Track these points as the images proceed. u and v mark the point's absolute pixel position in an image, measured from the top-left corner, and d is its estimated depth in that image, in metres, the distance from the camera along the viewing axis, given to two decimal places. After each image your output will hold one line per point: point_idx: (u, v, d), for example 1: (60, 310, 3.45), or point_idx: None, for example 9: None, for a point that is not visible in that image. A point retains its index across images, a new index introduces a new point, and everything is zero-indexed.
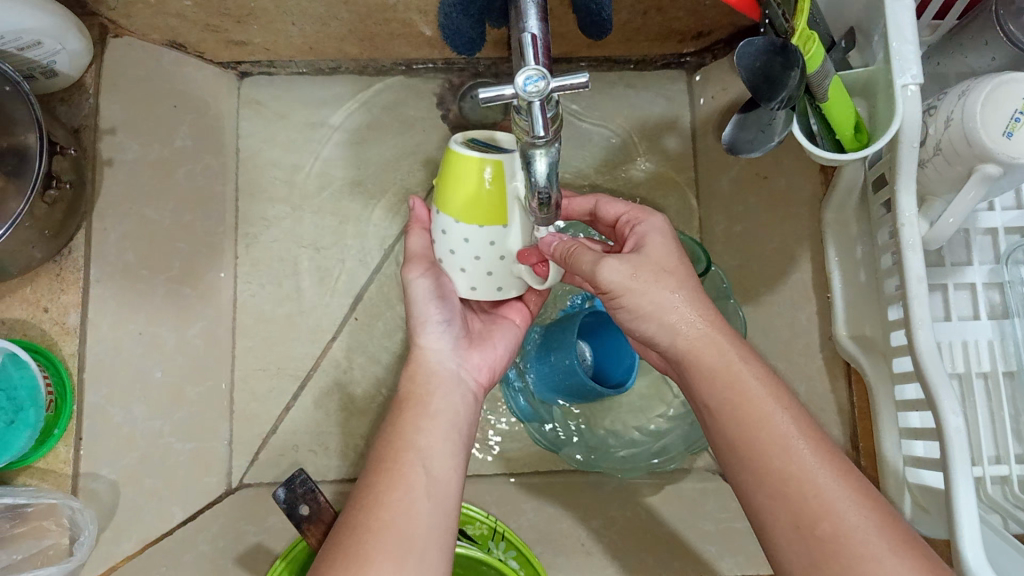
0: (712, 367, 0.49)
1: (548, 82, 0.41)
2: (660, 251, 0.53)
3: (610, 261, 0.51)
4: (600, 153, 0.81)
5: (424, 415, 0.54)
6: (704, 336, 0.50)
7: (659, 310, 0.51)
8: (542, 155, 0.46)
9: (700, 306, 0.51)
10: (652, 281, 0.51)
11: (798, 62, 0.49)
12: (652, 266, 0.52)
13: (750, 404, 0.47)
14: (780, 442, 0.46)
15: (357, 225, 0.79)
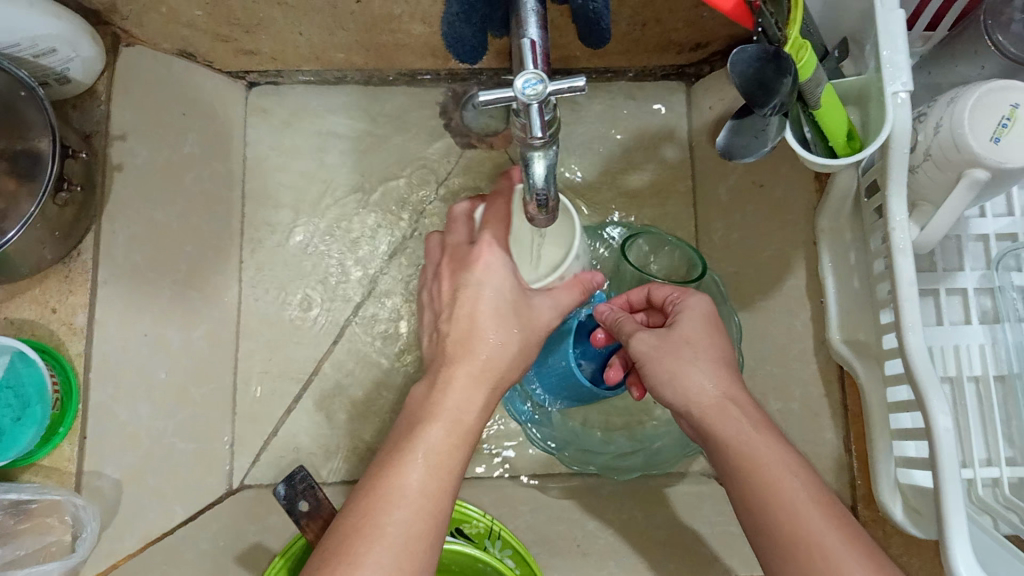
0: (725, 434, 0.50)
1: (546, 85, 0.43)
2: (694, 333, 0.55)
3: (641, 335, 0.57)
4: (599, 162, 0.83)
5: (454, 436, 0.49)
6: (716, 404, 0.52)
7: (672, 378, 0.54)
8: (541, 158, 0.48)
9: (722, 378, 0.53)
10: (673, 354, 0.54)
11: (791, 69, 0.50)
12: (677, 341, 0.55)
13: (763, 471, 0.48)
14: (789, 509, 0.46)
15: (361, 231, 0.80)
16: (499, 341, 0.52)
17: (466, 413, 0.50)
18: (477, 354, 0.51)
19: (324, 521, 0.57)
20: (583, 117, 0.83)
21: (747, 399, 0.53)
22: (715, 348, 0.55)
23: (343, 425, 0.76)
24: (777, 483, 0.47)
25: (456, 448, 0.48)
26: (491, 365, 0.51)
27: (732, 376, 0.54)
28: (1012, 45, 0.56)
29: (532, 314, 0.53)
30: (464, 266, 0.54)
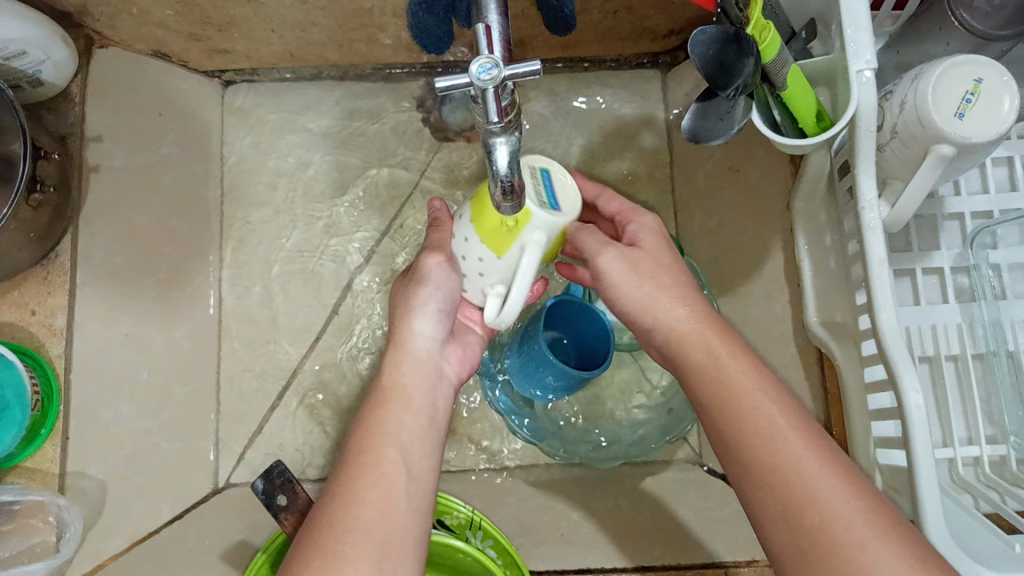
0: (698, 359, 0.49)
1: (501, 69, 0.43)
2: (649, 243, 0.54)
3: (612, 251, 0.52)
4: (578, 152, 0.83)
5: (405, 404, 0.51)
6: (694, 326, 0.50)
7: (651, 297, 0.52)
8: (503, 144, 0.47)
9: (685, 295, 0.52)
10: (650, 273, 0.52)
11: (753, 51, 0.50)
12: (650, 260, 0.53)
13: (742, 399, 0.47)
14: (763, 433, 0.45)
15: (340, 228, 0.81)
16: (427, 319, 0.55)
17: (412, 383, 0.53)
18: (407, 333, 0.55)
19: (302, 513, 0.57)
20: (559, 108, 0.83)
21: (705, 315, 0.51)
22: (676, 269, 0.53)
23: (327, 421, 0.76)
24: (756, 413, 0.46)
25: (409, 414, 0.51)
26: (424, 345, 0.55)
27: (686, 289, 0.52)
28: (974, 19, 0.56)
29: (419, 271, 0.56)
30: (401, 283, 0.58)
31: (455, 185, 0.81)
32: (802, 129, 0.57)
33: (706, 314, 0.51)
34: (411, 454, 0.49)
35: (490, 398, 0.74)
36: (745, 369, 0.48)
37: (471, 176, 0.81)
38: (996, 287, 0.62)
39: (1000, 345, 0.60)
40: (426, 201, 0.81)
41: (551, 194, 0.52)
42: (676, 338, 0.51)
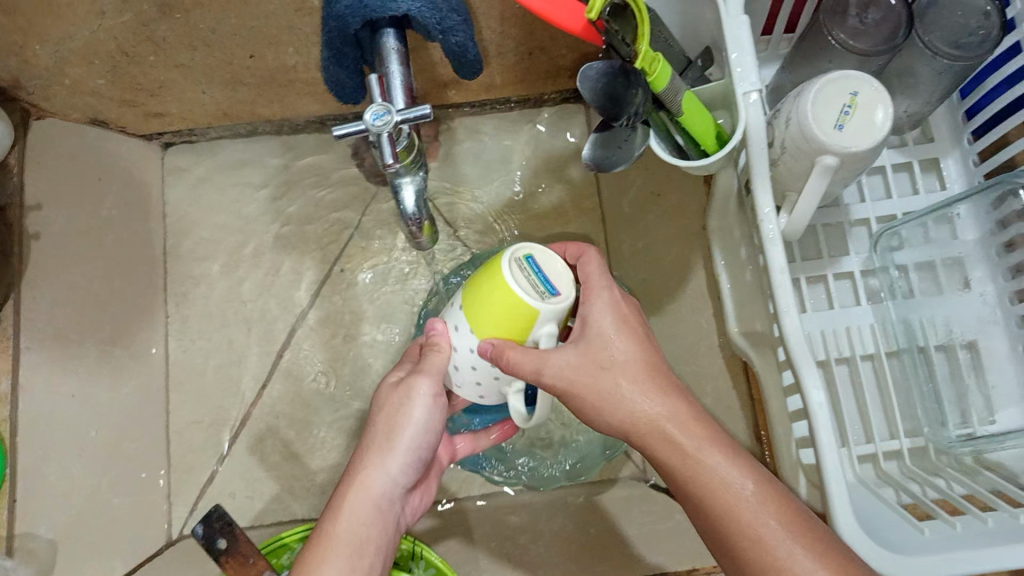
0: (672, 457, 0.49)
1: (393, 115, 0.46)
2: (619, 339, 0.51)
3: (555, 357, 0.50)
4: (510, 187, 0.85)
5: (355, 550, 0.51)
6: (655, 416, 0.50)
7: (605, 384, 0.50)
8: (409, 184, 0.51)
9: (644, 383, 0.50)
10: (597, 371, 0.50)
11: (640, 82, 0.55)
12: (595, 351, 0.51)
13: (711, 478, 0.48)
14: (750, 532, 0.46)
15: (282, 276, 0.83)
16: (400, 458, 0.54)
17: (364, 527, 0.52)
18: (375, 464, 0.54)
19: (241, 555, 0.59)
20: (489, 146, 0.86)
21: (664, 393, 0.50)
22: (637, 352, 0.51)
23: (276, 467, 0.78)
24: (721, 488, 0.48)
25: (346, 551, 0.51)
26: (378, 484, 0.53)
27: (649, 370, 0.51)
28: (852, 40, 0.60)
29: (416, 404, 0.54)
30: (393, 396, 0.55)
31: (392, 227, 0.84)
32: (705, 150, 0.61)
33: (674, 394, 0.51)
34: None
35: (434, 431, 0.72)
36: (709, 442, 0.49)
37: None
38: (904, 288, 0.66)
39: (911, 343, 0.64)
40: (364, 245, 0.83)
41: (545, 277, 0.51)
42: (638, 420, 0.50)
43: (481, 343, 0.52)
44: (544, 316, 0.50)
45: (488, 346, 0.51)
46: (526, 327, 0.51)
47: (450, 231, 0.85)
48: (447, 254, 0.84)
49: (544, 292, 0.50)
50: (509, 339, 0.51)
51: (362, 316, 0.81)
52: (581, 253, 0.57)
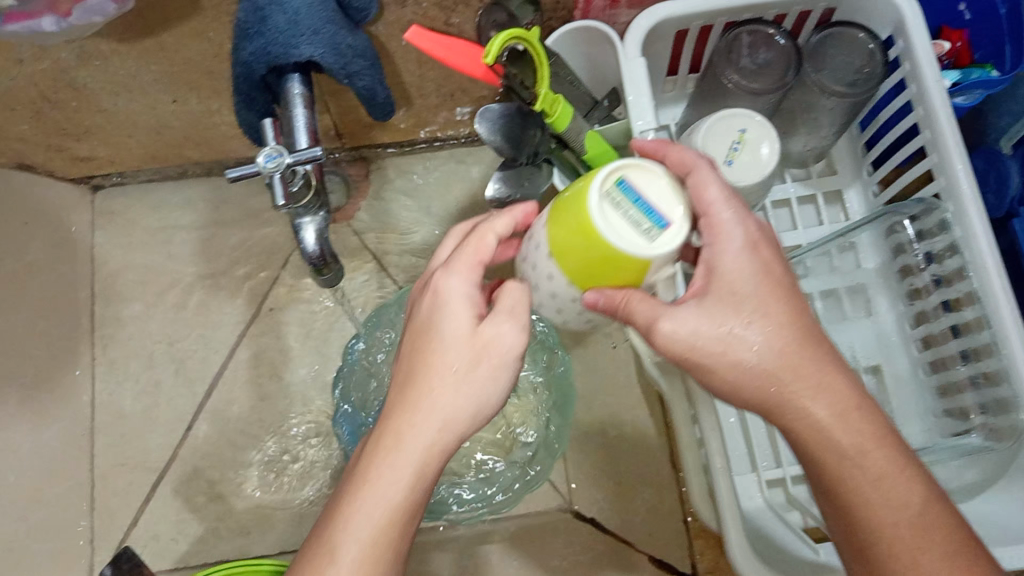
0: (835, 444, 0.46)
1: (285, 157, 0.47)
2: (768, 302, 0.46)
3: (667, 319, 0.45)
4: (440, 224, 0.87)
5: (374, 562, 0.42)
6: (800, 380, 0.46)
7: (725, 346, 0.46)
8: (309, 224, 0.53)
9: (785, 351, 0.46)
10: (723, 339, 0.46)
11: (536, 124, 0.58)
12: (732, 306, 0.46)
13: (855, 491, 0.46)
14: (889, 539, 0.45)
15: (209, 317, 0.83)
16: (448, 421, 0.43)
17: (389, 527, 0.42)
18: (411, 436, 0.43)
19: None
20: (419, 185, 0.88)
21: (814, 366, 0.46)
22: (778, 310, 0.46)
23: (201, 509, 0.78)
24: (869, 506, 0.45)
25: (382, 556, 0.42)
26: (416, 464, 0.43)
27: (788, 330, 0.46)
28: (747, 81, 0.62)
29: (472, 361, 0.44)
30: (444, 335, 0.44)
31: None
32: None
33: (830, 373, 0.46)
34: None
35: None
36: (860, 438, 0.45)
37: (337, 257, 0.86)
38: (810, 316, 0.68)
39: None
40: (294, 283, 0.84)
41: (649, 208, 0.43)
42: (769, 387, 0.46)
43: (588, 293, 0.46)
44: (657, 260, 0.43)
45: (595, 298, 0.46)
46: (641, 273, 0.44)
47: (380, 267, 0.85)
48: (376, 291, 0.85)
49: (650, 224, 0.43)
50: (623, 287, 0.45)
51: (290, 355, 0.82)
52: (685, 166, 0.47)
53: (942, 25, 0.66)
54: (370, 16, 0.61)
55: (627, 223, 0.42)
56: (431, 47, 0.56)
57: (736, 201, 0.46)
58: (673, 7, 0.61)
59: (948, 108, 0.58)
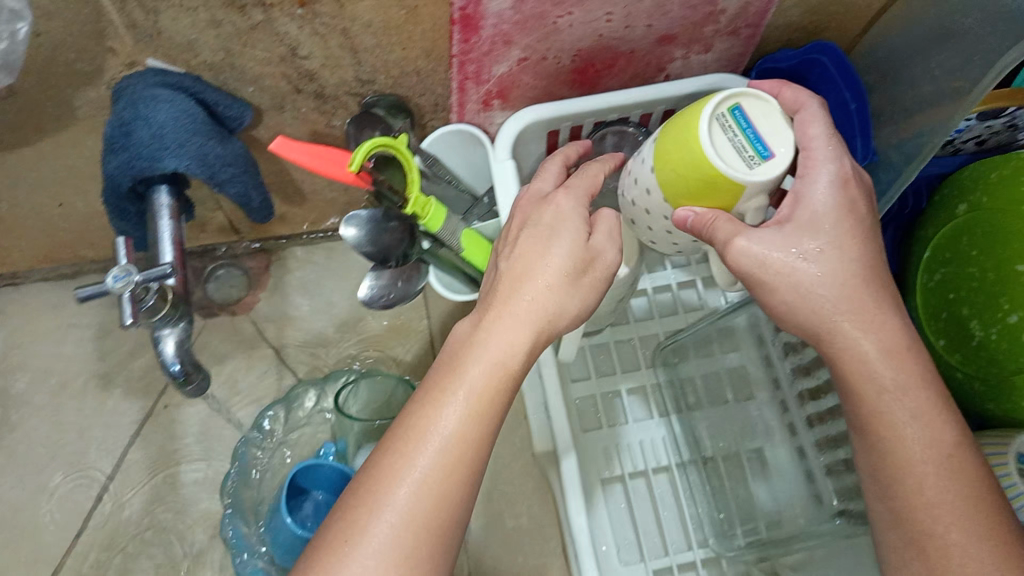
0: (874, 372, 0.46)
1: (134, 276, 0.48)
2: (832, 225, 0.48)
3: (747, 239, 0.48)
4: (340, 314, 0.89)
5: (473, 422, 0.45)
6: (844, 302, 0.47)
7: (791, 268, 0.48)
8: (170, 336, 0.55)
9: (847, 283, 0.47)
10: (800, 257, 0.48)
11: (405, 224, 0.60)
12: (813, 233, 0.48)
13: (890, 425, 0.46)
14: (919, 475, 0.45)
15: (103, 418, 0.85)
16: (543, 289, 0.49)
17: (485, 396, 0.46)
18: (508, 308, 0.48)
19: None
20: (318, 274, 0.89)
21: (870, 302, 0.47)
22: (852, 241, 0.48)
23: None
24: (906, 439, 0.45)
25: (478, 426, 0.45)
26: (503, 349, 0.47)
27: (863, 264, 0.48)
28: None
29: (585, 258, 0.51)
30: (536, 241, 0.51)
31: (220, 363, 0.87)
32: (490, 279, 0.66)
33: (883, 318, 0.47)
34: (444, 486, 0.43)
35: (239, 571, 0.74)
36: (904, 376, 0.46)
37: (234, 350, 0.87)
38: (692, 400, 0.70)
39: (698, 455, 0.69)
40: None
41: (754, 137, 0.48)
42: (823, 314, 0.47)
43: (681, 212, 0.51)
44: (752, 187, 0.48)
45: (688, 215, 0.50)
46: (733, 196, 0.49)
47: (279, 359, 0.87)
48: (275, 383, 0.87)
49: (754, 153, 0.48)
50: (716, 207, 0.50)
51: (184, 454, 0.84)
52: (796, 104, 0.51)
53: None
54: (245, 122, 0.64)
55: (735, 148, 0.48)
56: (299, 157, 0.57)
57: (837, 140, 0.50)
58: (542, 110, 0.63)
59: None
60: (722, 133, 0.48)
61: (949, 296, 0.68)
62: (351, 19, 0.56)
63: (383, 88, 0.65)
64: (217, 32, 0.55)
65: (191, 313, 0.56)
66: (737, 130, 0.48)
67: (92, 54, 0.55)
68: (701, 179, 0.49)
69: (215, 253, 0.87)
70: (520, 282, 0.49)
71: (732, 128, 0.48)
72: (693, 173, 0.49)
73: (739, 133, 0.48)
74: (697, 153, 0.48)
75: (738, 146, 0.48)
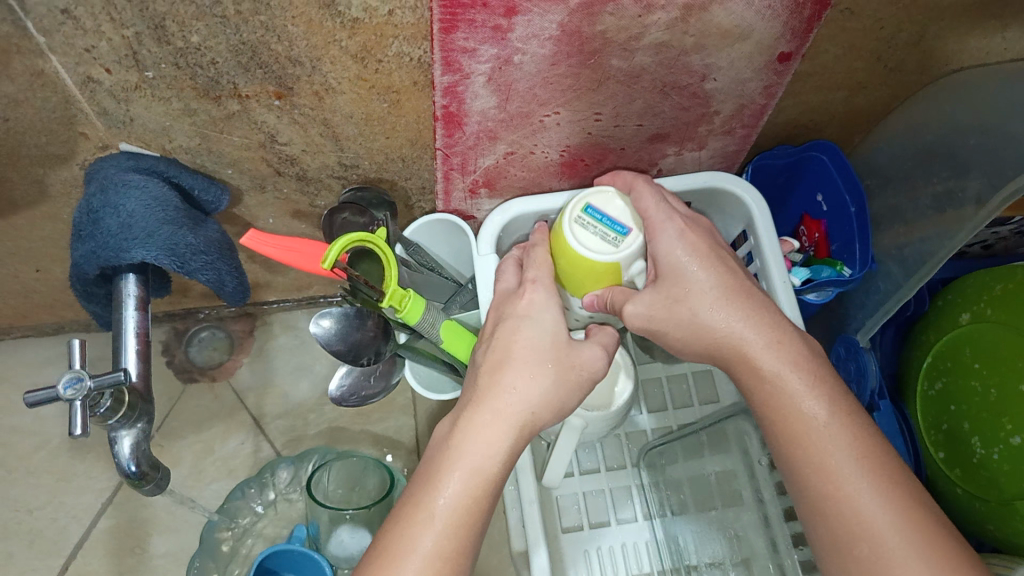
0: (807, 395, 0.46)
1: (86, 382, 0.46)
2: (696, 272, 0.49)
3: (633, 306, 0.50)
4: (320, 384, 0.90)
5: (453, 537, 0.41)
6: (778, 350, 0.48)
7: (673, 315, 0.49)
8: (128, 436, 0.52)
9: (768, 328, 0.48)
10: (673, 305, 0.49)
11: (370, 321, 0.59)
12: (680, 288, 0.50)
13: None
14: None
15: (72, 482, 0.86)
16: (520, 383, 0.46)
17: (466, 506, 0.42)
18: (491, 400, 0.45)
19: None
20: (303, 342, 0.91)
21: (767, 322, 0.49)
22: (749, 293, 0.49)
23: None
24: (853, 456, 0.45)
25: (462, 539, 0.42)
26: (481, 451, 0.44)
27: (746, 302, 0.49)
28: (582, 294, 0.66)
29: (573, 355, 0.48)
30: (506, 330, 0.49)
31: (197, 429, 0.88)
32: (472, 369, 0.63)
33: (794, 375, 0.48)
34: None
35: None
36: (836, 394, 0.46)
37: (213, 418, 0.88)
38: (676, 503, 0.69)
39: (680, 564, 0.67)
40: (162, 444, 0.87)
41: (611, 222, 0.52)
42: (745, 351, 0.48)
43: (584, 298, 0.54)
44: (625, 260, 0.52)
45: (592, 299, 0.54)
46: (615, 273, 0.53)
47: (257, 429, 0.88)
48: (251, 455, 0.87)
49: (614, 234, 0.52)
50: (607, 284, 0.54)
51: (152, 525, 0.85)
52: (628, 186, 0.55)
53: (804, 213, 0.69)
54: (222, 206, 0.62)
55: (596, 235, 0.52)
56: (270, 251, 0.54)
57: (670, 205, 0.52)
58: (525, 205, 0.63)
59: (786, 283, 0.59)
60: (579, 226, 0.53)
61: (950, 408, 0.65)
62: (330, 110, 0.53)
63: (368, 174, 0.62)
64: (191, 119, 0.53)
65: (151, 412, 0.54)
66: (592, 220, 0.53)
67: (64, 138, 0.54)
68: (580, 267, 0.53)
69: (198, 316, 0.90)
70: (486, 379, 0.46)
71: (585, 219, 0.53)
72: (577, 268, 0.53)
73: (594, 216, 0.53)
74: (568, 249, 0.53)
75: (599, 232, 0.52)
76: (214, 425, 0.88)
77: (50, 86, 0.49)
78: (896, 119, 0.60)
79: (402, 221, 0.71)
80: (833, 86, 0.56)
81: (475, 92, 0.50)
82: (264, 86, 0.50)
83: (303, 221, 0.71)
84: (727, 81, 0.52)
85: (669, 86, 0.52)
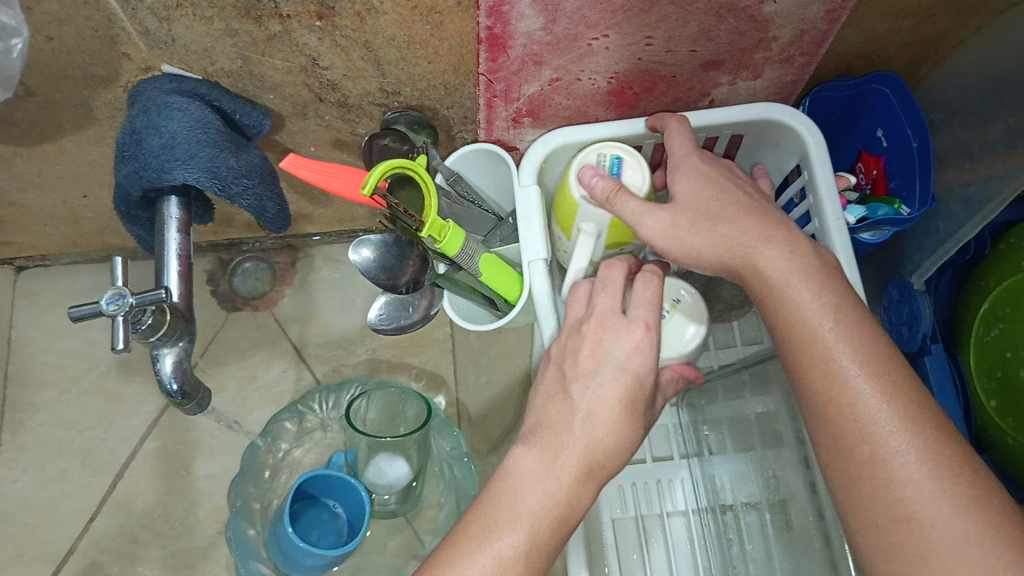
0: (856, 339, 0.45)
1: (128, 299, 0.46)
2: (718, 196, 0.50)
3: (647, 218, 0.50)
4: (361, 317, 0.91)
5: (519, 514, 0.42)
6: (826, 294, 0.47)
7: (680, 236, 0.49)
8: (169, 355, 0.53)
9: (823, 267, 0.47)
10: (691, 227, 0.49)
11: (409, 253, 0.58)
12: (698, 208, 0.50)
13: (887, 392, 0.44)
14: None
15: (121, 405, 0.89)
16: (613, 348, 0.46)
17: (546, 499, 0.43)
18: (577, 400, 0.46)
19: None
20: (345, 274, 0.92)
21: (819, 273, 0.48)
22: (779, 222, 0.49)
23: None
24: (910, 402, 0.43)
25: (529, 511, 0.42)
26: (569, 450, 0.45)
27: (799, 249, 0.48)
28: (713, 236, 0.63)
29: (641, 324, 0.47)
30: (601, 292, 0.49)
31: (242, 357, 0.90)
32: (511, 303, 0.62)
33: None
34: None
35: (234, 543, 0.75)
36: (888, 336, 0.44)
37: (255, 346, 0.90)
38: (714, 444, 0.68)
39: (716, 503, 0.67)
40: (207, 370, 0.89)
41: (616, 181, 0.56)
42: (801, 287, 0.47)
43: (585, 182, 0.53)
44: (587, 209, 0.56)
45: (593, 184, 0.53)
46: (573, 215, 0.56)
47: (300, 359, 0.90)
48: (293, 383, 0.89)
49: None
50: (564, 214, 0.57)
51: (197, 448, 0.87)
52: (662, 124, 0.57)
53: (863, 149, 0.66)
54: (263, 131, 0.62)
55: None
56: (309, 175, 0.54)
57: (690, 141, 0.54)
58: (569, 134, 0.62)
59: (840, 219, 0.57)
60: (600, 158, 0.57)
61: (1006, 354, 0.63)
62: (372, 32, 0.52)
63: (410, 100, 0.61)
64: (233, 40, 0.52)
65: (192, 332, 0.55)
66: (607, 159, 0.57)
67: (106, 59, 0.54)
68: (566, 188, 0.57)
69: (242, 247, 0.91)
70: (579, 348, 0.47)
71: (605, 158, 0.57)
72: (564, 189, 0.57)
73: (614, 165, 0.56)
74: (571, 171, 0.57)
75: (602, 176, 0.56)
76: (258, 354, 0.90)
77: (92, 4, 0.48)
78: (967, 49, 0.57)
79: (444, 152, 0.70)
80: (900, 12, 0.53)
81: (521, 12, 0.48)
82: (305, 5, 0.49)
83: (344, 151, 0.70)
84: (787, 4, 0.49)
85: (724, 8, 0.50)
